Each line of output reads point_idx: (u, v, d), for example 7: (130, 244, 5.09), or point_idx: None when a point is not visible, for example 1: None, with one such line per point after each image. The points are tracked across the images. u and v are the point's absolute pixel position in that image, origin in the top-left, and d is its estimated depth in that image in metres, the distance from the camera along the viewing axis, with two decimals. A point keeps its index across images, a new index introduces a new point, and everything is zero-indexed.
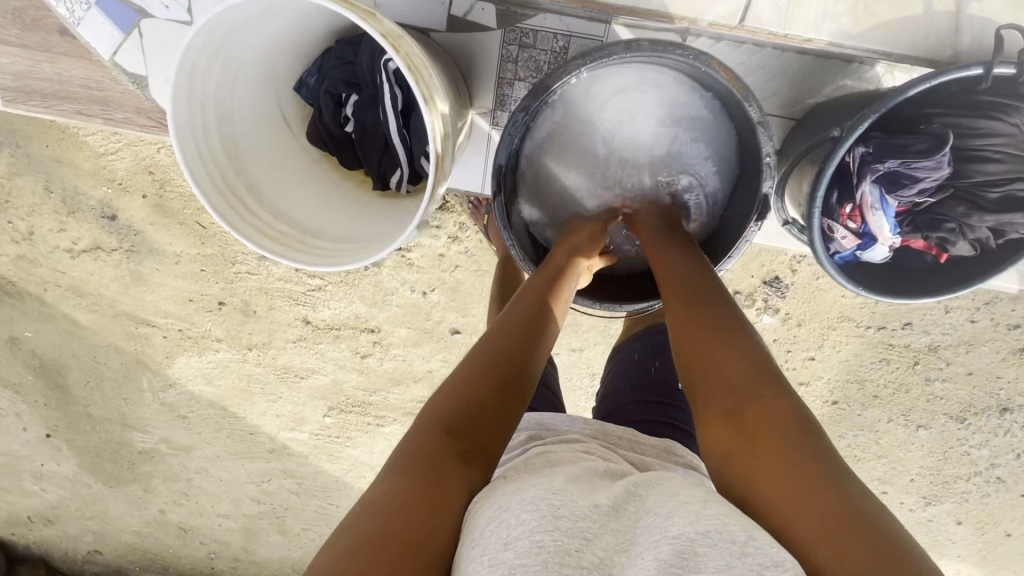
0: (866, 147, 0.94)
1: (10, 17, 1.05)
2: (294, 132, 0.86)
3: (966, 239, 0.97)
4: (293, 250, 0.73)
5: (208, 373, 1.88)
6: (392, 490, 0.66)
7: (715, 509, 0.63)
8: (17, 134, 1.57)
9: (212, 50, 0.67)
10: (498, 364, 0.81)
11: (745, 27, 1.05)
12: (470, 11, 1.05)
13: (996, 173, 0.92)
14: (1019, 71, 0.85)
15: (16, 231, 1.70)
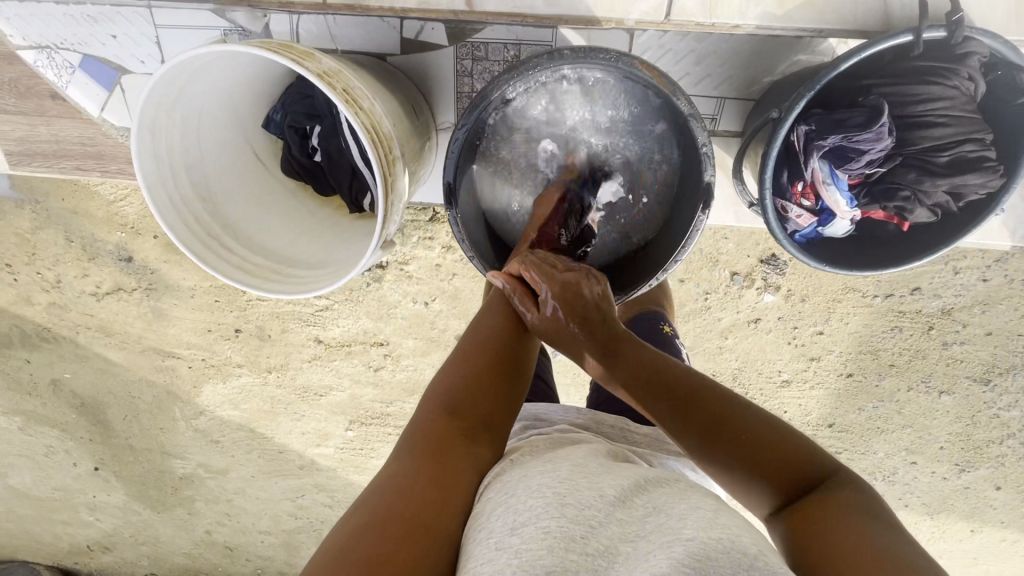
0: (808, 125, 0.95)
1: (6, 87, 1.12)
2: (268, 167, 0.90)
3: (925, 206, 0.96)
4: (268, 282, 0.79)
5: (233, 398, 1.97)
6: (399, 473, 0.67)
7: (729, 520, 0.58)
8: (35, 191, 1.68)
9: (170, 105, 0.73)
10: (487, 348, 0.84)
11: (672, 22, 1.04)
12: (421, 31, 1.07)
13: (943, 136, 0.91)
14: (950, 33, 0.85)
15: (46, 281, 1.82)
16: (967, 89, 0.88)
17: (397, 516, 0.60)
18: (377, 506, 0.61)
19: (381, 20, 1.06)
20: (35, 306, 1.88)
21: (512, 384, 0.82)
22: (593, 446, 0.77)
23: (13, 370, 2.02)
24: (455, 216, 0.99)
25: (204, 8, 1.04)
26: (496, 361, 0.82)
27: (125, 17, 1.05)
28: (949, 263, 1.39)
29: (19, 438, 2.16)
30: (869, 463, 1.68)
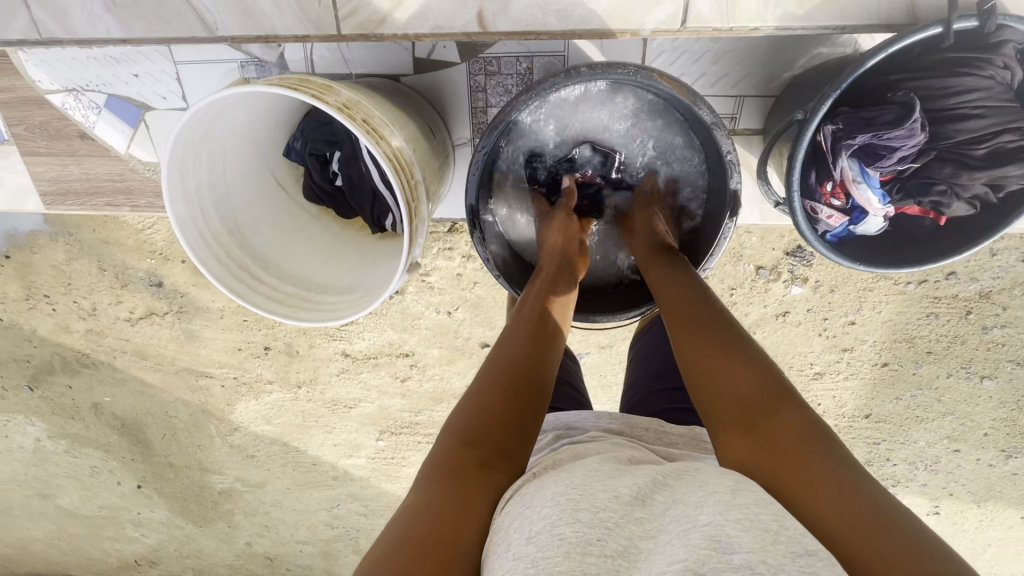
0: (834, 125, 0.92)
1: (37, 130, 1.16)
2: (291, 192, 0.92)
3: (962, 200, 0.92)
4: (301, 310, 0.80)
5: (266, 413, 2.01)
6: (426, 499, 0.66)
7: (746, 498, 0.57)
8: (69, 224, 1.74)
9: (197, 144, 0.74)
10: (505, 379, 0.81)
11: (688, 29, 1.01)
12: (433, 50, 1.07)
13: (980, 128, 0.87)
14: (983, 23, 0.82)
15: (83, 309, 1.88)
16: (1002, 79, 0.85)
17: (424, 541, 0.60)
18: (401, 534, 0.61)
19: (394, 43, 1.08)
20: (74, 333, 1.95)
21: (536, 406, 0.80)
22: (620, 452, 0.75)
23: (56, 396, 2.10)
24: (478, 243, 1.02)
25: (223, 45, 1.07)
26: (509, 391, 0.79)
27: (147, 56, 1.08)
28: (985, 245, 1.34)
29: (65, 460, 2.24)
30: (910, 452, 1.63)
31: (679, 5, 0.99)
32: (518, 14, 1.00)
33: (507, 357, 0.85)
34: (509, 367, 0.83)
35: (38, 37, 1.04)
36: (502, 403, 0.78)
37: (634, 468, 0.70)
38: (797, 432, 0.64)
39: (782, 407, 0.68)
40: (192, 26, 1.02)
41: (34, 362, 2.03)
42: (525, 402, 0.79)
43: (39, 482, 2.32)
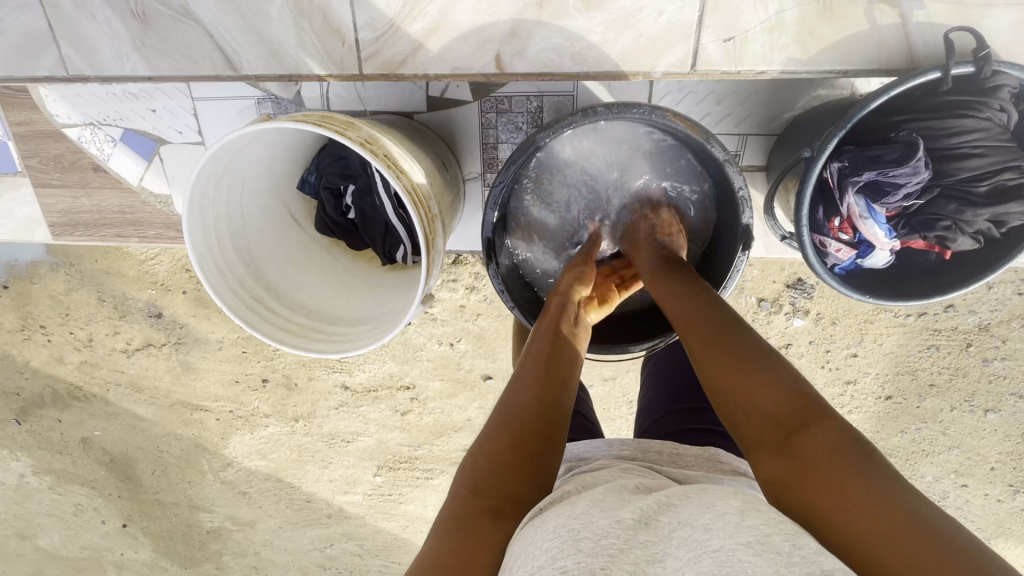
0: (840, 162, 0.95)
1: (51, 163, 1.16)
2: (305, 226, 0.92)
3: (966, 234, 0.95)
4: (315, 340, 0.80)
5: (261, 448, 1.97)
6: (438, 549, 0.63)
7: (755, 519, 0.57)
8: (70, 254, 1.72)
9: (217, 179, 0.75)
10: (512, 426, 0.77)
11: (698, 72, 1.04)
12: (446, 89, 1.11)
13: (981, 167, 0.90)
14: (979, 68, 0.85)
15: (78, 340, 1.86)
16: (999, 120, 0.89)
17: None
18: None
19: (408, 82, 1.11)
20: (68, 364, 1.92)
21: (551, 453, 0.76)
22: (627, 482, 0.72)
23: (44, 429, 2.05)
24: (494, 272, 1.05)
25: (244, 84, 1.10)
26: (522, 432, 0.76)
27: (165, 92, 1.11)
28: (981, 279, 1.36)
29: (49, 497, 2.16)
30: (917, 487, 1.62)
31: (688, 50, 1.02)
32: (535, 56, 1.03)
33: (517, 402, 0.80)
34: (518, 414, 0.79)
35: (64, 74, 1.05)
36: (513, 449, 0.74)
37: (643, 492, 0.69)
38: (829, 446, 0.63)
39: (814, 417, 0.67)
40: (217, 63, 1.04)
41: (24, 395, 1.99)
42: (537, 445, 0.75)
43: (20, 521, 2.24)
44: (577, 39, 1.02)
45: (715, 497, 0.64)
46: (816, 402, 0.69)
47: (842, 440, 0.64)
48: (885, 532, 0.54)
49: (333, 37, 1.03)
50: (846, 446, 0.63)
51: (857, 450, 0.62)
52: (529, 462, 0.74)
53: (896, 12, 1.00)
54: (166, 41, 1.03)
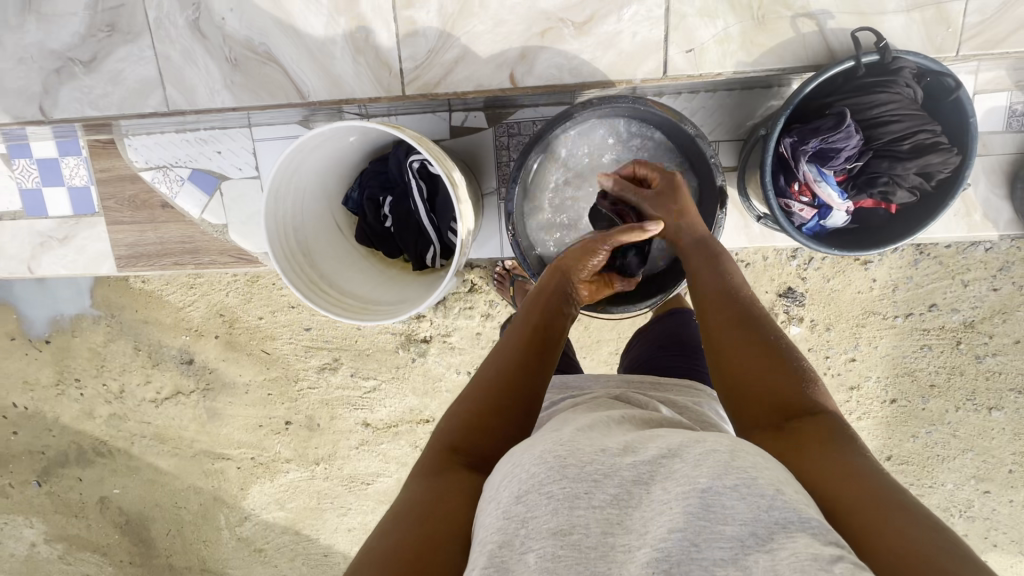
0: (790, 136, 0.93)
1: (124, 202, 1.22)
2: (346, 234, 1.04)
3: (902, 189, 0.92)
4: (364, 314, 0.91)
5: (280, 497, 1.97)
6: (414, 496, 0.69)
7: (744, 460, 0.59)
8: (113, 306, 1.84)
9: (288, 177, 0.87)
10: (483, 389, 0.80)
11: (669, 77, 1.07)
12: (467, 118, 1.13)
13: (901, 130, 0.90)
14: (882, 55, 0.88)
15: (110, 392, 1.94)
16: (909, 94, 0.90)
17: (419, 523, 0.64)
18: (402, 509, 0.67)
19: (434, 114, 1.14)
20: (97, 419, 1.99)
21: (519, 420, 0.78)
22: (612, 411, 0.78)
23: (63, 491, 2.06)
24: (517, 252, 1.05)
25: (293, 121, 1.15)
26: (497, 400, 0.78)
27: (232, 136, 1.16)
28: (955, 277, 1.46)
29: (57, 568, 2.12)
30: (940, 497, 1.62)
31: (658, 63, 1.06)
32: (543, 72, 1.07)
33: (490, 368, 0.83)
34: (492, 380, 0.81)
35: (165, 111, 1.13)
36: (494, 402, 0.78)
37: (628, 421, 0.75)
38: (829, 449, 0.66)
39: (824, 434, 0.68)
40: (288, 93, 1.10)
41: (49, 453, 2.03)
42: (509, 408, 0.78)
43: None
44: (572, 57, 1.06)
45: (701, 432, 0.66)
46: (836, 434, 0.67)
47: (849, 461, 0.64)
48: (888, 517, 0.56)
49: (381, 62, 1.09)
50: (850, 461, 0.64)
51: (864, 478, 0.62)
52: (508, 414, 0.78)
53: (813, 21, 1.03)
54: (252, 79, 1.10)
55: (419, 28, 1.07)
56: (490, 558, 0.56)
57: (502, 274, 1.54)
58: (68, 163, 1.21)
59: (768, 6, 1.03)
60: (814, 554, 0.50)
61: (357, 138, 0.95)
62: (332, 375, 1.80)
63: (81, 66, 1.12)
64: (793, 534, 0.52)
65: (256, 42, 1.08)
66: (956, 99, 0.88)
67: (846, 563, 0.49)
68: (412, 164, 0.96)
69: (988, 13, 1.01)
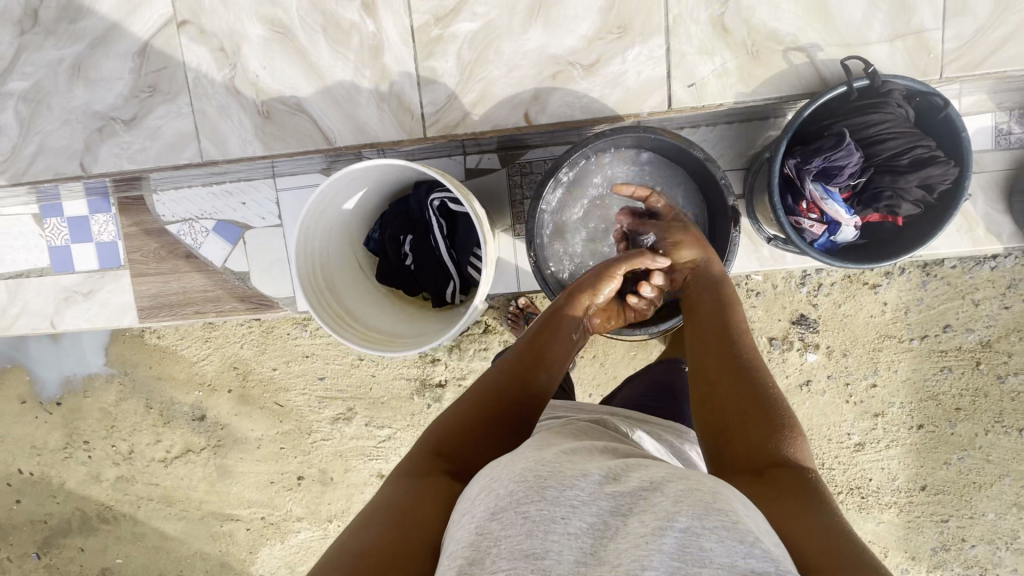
0: (794, 158, 0.97)
1: (148, 255, 1.26)
2: (367, 271, 1.07)
3: (906, 201, 0.95)
4: (389, 346, 0.93)
5: (291, 560, 1.88)
6: (392, 496, 0.69)
7: (726, 504, 0.56)
8: (127, 363, 1.84)
9: (320, 212, 0.91)
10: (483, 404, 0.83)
11: (674, 109, 1.06)
12: (480, 161, 1.18)
13: (897, 147, 0.94)
14: (872, 80, 0.92)
15: (119, 453, 1.90)
16: (901, 113, 0.94)
17: (395, 520, 0.64)
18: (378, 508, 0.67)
19: (448, 157, 1.18)
20: (103, 482, 1.93)
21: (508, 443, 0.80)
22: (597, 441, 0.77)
23: (63, 562, 1.98)
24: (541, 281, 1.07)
25: (317, 170, 1.19)
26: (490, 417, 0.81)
27: (256, 187, 1.21)
28: (965, 296, 1.47)
29: None
30: (983, 529, 1.55)
31: (664, 97, 1.05)
32: (555, 111, 1.07)
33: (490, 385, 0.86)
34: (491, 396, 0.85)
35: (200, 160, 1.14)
36: (490, 415, 0.82)
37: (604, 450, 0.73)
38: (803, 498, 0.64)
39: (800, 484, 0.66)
40: (315, 138, 1.10)
41: (51, 522, 1.96)
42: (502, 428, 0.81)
43: None
44: (582, 96, 1.06)
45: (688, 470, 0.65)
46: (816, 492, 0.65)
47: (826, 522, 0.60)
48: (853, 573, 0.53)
49: (400, 105, 1.08)
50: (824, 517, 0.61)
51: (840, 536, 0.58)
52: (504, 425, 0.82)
53: (804, 54, 1.03)
54: (284, 128, 1.10)
55: (439, 75, 1.07)
56: (460, 573, 0.53)
57: (516, 313, 1.56)
58: (97, 220, 1.26)
59: (761, 42, 1.03)
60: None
61: (381, 182, 0.99)
62: (346, 425, 1.76)
63: (123, 125, 1.14)
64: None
65: (288, 96, 1.09)
66: (946, 117, 0.92)
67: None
68: (433, 202, 1.00)
69: (965, 37, 1.02)
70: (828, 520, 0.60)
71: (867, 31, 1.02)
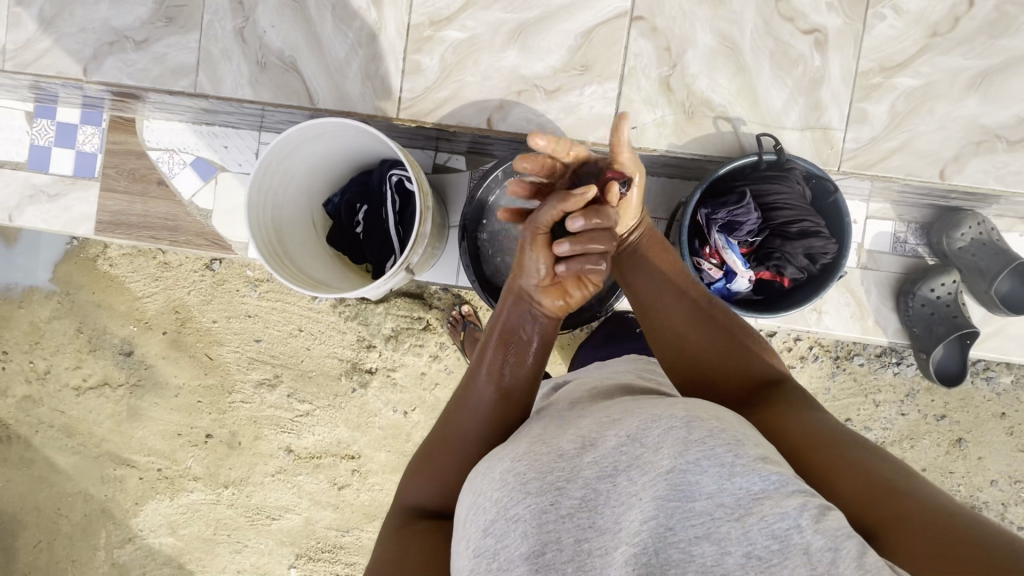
0: (707, 208, 1.10)
1: (122, 173, 1.32)
2: (317, 228, 1.15)
3: (792, 266, 1.09)
4: (319, 291, 1.00)
5: (175, 520, 1.83)
6: (387, 553, 0.74)
7: (699, 432, 0.60)
8: (70, 283, 1.84)
9: (279, 159, 0.98)
10: (454, 432, 0.82)
11: (614, 145, 1.17)
12: (448, 159, 1.32)
13: (790, 215, 1.07)
14: (780, 156, 1.06)
15: (34, 372, 1.87)
16: (800, 190, 1.08)
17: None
18: (379, 564, 0.73)
19: (422, 150, 1.33)
20: (8, 398, 1.88)
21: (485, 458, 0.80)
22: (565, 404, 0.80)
23: None
24: (467, 265, 1.17)
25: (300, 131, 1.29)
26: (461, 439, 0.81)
27: (241, 135, 1.31)
28: (867, 395, 1.57)
29: None
30: None
31: (608, 133, 1.17)
32: (514, 123, 1.17)
33: (457, 412, 0.84)
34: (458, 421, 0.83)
35: (191, 92, 1.18)
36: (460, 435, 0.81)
37: (587, 408, 0.75)
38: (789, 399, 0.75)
39: (784, 391, 0.77)
40: (301, 95, 1.18)
41: None
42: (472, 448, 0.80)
43: None
44: (539, 116, 1.17)
45: (654, 407, 0.66)
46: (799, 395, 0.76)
47: (820, 426, 0.68)
48: (860, 471, 0.61)
49: (382, 87, 1.18)
50: (813, 413, 0.72)
51: (834, 436, 0.66)
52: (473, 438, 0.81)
53: (730, 124, 1.16)
54: (275, 81, 1.18)
55: (423, 70, 1.17)
56: None
57: (456, 318, 1.64)
58: (85, 131, 1.33)
59: (697, 105, 1.15)
60: (783, 513, 0.52)
61: (348, 147, 1.07)
62: (268, 392, 1.77)
63: (133, 44, 1.19)
64: (762, 500, 0.54)
65: (286, 54, 1.17)
66: (836, 202, 1.07)
67: (810, 510, 0.53)
68: (393, 176, 1.09)
69: (862, 142, 1.16)
70: (814, 416, 0.71)
71: (784, 117, 1.15)
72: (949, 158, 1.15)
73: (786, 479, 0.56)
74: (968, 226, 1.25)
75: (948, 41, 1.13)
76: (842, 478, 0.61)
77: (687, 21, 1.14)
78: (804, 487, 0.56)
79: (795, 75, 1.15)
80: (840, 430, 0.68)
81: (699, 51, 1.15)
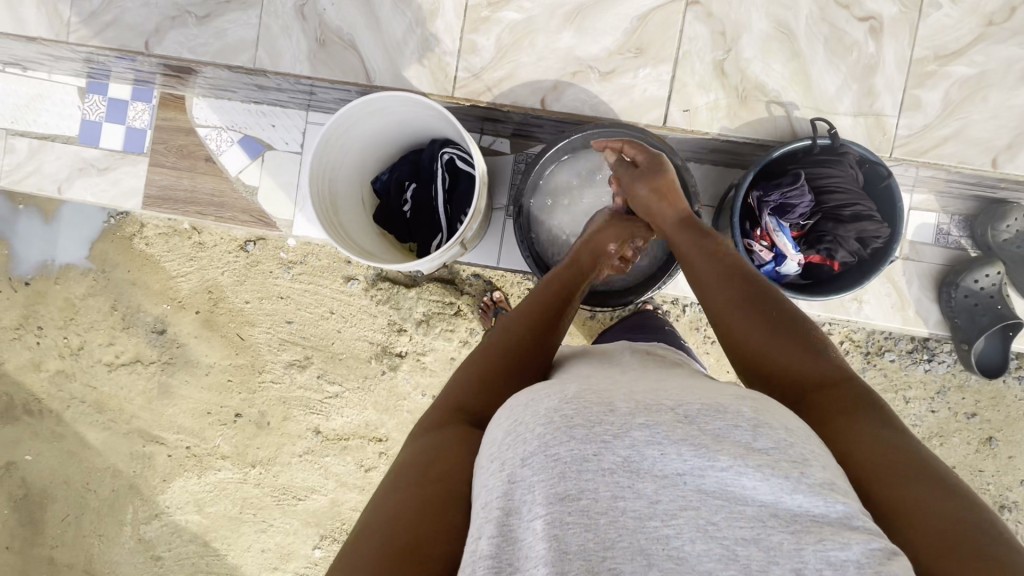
0: (758, 191, 1.12)
1: (171, 150, 1.35)
2: (365, 199, 1.17)
3: (843, 249, 1.11)
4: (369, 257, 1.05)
5: (201, 498, 1.86)
6: (420, 451, 0.73)
7: (766, 441, 0.59)
8: (107, 260, 1.86)
9: (339, 135, 1.00)
10: (500, 359, 0.84)
11: (667, 127, 1.19)
12: (493, 142, 1.35)
13: (844, 199, 1.10)
14: (833, 142, 1.07)
15: (68, 348, 1.89)
16: (855, 174, 1.10)
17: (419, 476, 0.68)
18: (409, 460, 0.72)
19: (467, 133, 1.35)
20: (41, 373, 1.91)
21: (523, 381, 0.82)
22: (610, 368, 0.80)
23: None
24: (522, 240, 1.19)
25: None
26: (507, 364, 0.83)
27: (289, 115, 1.34)
28: (897, 392, 1.57)
29: None
30: None
31: (660, 115, 1.18)
32: (567, 104, 1.19)
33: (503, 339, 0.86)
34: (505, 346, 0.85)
35: (249, 67, 1.21)
36: (506, 362, 0.83)
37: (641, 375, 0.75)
38: (855, 408, 0.70)
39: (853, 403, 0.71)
40: (357, 72, 1.20)
41: None
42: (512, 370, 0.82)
43: None
44: (593, 96, 1.18)
45: (718, 397, 0.65)
46: (871, 406, 0.70)
47: (896, 451, 0.64)
48: (931, 514, 0.58)
49: (438, 66, 1.20)
50: (886, 433, 0.66)
51: (909, 465, 0.62)
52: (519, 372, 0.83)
53: (783, 108, 1.17)
54: (332, 58, 1.20)
55: (478, 49, 1.19)
56: (498, 525, 0.57)
57: (488, 303, 1.65)
58: (136, 107, 1.37)
59: (751, 90, 1.17)
60: (844, 543, 0.52)
61: (405, 124, 1.10)
62: (299, 373, 1.79)
63: (194, 19, 1.21)
64: (823, 524, 0.54)
65: (344, 31, 1.19)
66: (888, 186, 1.09)
67: (874, 550, 0.52)
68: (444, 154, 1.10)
69: (914, 129, 1.16)
70: (889, 437, 0.66)
71: (837, 103, 1.16)
72: (1002, 147, 1.15)
73: (852, 511, 0.55)
74: (1014, 218, 1.27)
75: (1005, 31, 1.14)
76: (913, 512, 0.58)
77: (743, 6, 1.15)
78: (868, 530, 0.54)
79: (849, 62, 1.16)
80: (918, 458, 0.63)
81: (754, 36, 1.16)
